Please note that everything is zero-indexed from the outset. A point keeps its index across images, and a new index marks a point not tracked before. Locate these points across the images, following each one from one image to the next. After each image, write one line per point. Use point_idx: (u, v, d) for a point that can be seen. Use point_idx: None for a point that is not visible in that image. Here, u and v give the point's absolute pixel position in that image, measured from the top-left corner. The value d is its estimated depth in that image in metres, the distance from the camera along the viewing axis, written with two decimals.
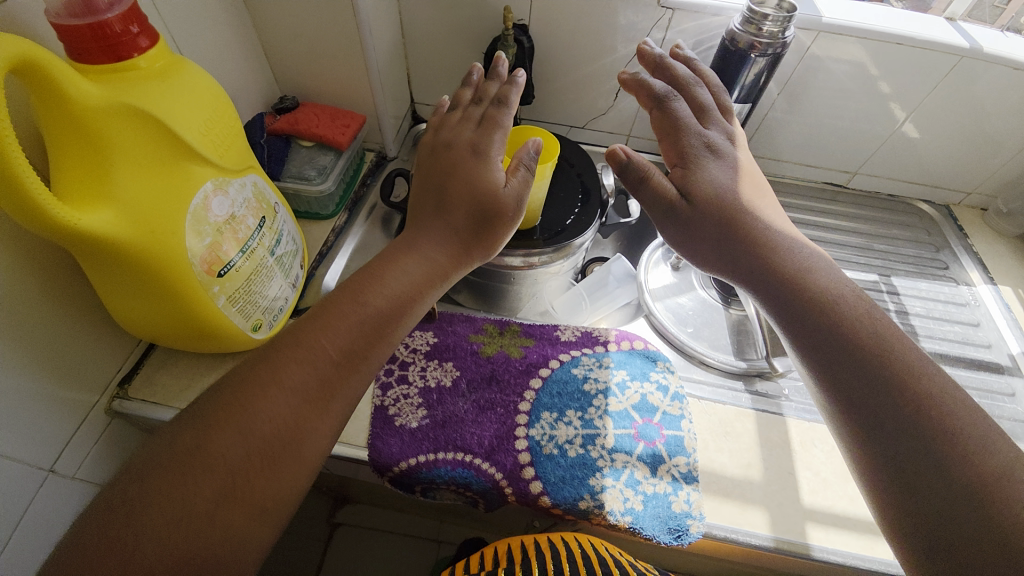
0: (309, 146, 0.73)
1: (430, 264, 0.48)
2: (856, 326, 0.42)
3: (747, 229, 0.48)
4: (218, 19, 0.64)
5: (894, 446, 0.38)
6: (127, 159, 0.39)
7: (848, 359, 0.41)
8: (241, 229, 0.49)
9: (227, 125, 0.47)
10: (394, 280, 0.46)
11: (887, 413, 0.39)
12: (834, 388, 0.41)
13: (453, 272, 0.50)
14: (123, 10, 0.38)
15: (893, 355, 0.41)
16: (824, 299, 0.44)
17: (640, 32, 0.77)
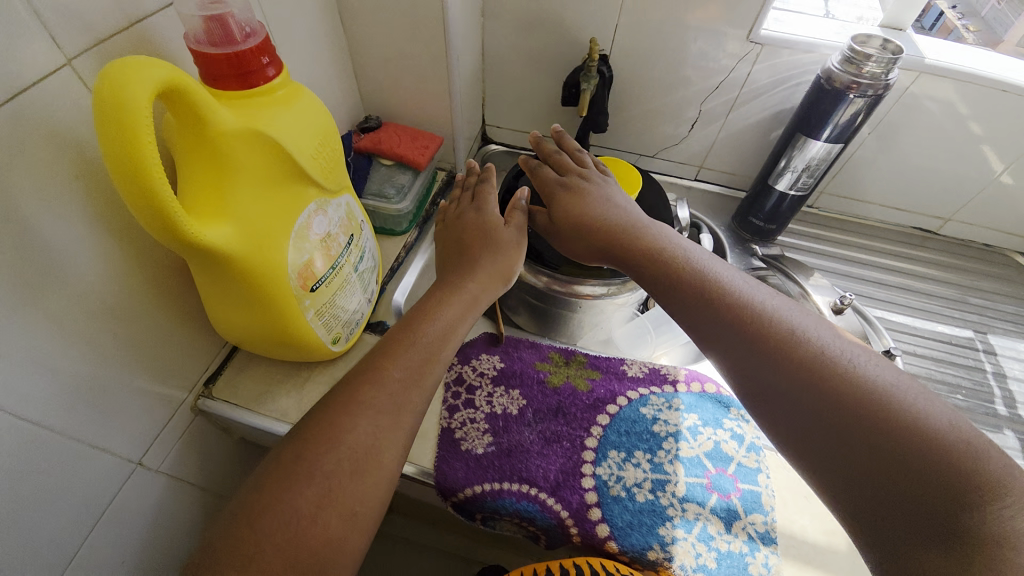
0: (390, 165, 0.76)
1: (463, 292, 0.52)
2: (794, 342, 0.42)
3: (674, 262, 0.51)
4: (321, 42, 0.67)
5: (858, 463, 0.36)
6: (247, 180, 0.41)
7: (780, 381, 0.41)
8: (334, 247, 0.51)
9: (334, 149, 0.49)
10: (444, 312, 0.49)
11: (837, 429, 0.38)
12: (780, 414, 0.41)
13: (482, 296, 0.53)
14: (257, 42, 0.40)
15: (847, 367, 0.39)
16: (748, 317, 0.45)
17: (725, 65, 0.76)
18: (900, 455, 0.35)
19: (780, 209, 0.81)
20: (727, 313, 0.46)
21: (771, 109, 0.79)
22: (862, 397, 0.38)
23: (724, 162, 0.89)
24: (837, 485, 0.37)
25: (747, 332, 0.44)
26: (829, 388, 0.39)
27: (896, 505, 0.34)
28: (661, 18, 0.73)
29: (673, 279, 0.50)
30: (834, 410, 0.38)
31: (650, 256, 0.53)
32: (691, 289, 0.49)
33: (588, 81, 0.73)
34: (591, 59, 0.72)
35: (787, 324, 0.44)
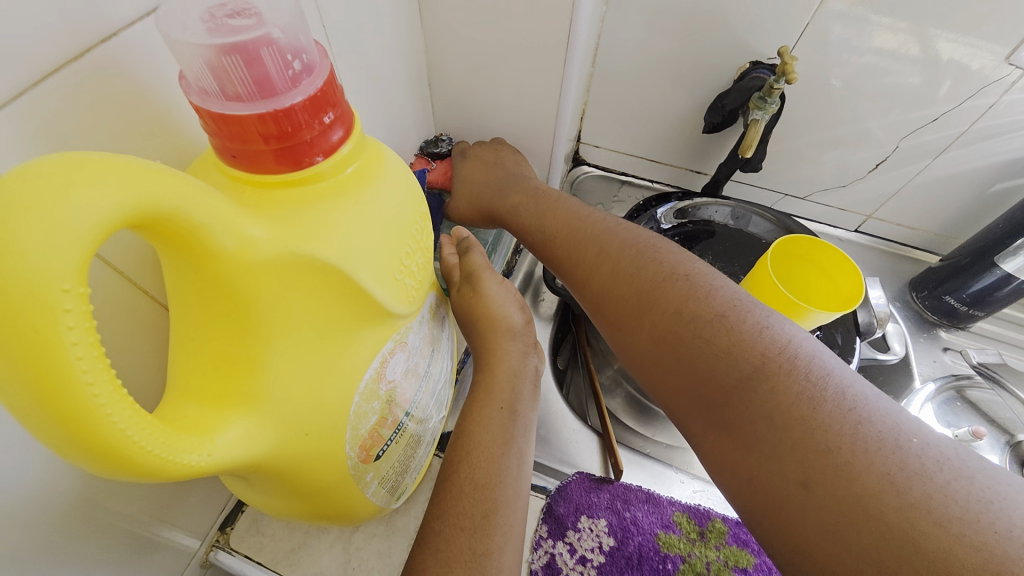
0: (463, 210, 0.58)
1: (498, 399, 0.36)
2: (695, 313, 0.34)
3: (629, 268, 0.39)
4: (392, 44, 0.47)
5: (760, 467, 0.28)
6: (287, 334, 0.23)
7: (675, 360, 0.34)
8: (410, 388, 0.33)
9: (423, 240, 0.30)
10: (497, 435, 0.34)
11: (732, 417, 0.30)
12: (666, 389, 0.34)
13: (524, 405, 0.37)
14: (315, 87, 0.21)
15: (772, 353, 0.30)
16: (640, 283, 0.38)
17: (958, 92, 0.53)
18: (801, 452, 0.27)
19: (994, 295, 0.58)
20: (618, 279, 0.39)
21: (1007, 155, 0.56)
22: (762, 383, 0.29)
23: (902, 213, 0.66)
24: (731, 482, 0.30)
25: (636, 296, 0.37)
26: (727, 369, 0.31)
27: (797, 520, 0.26)
28: (881, 22, 0.50)
29: (579, 263, 0.42)
30: (742, 403, 0.30)
31: (544, 223, 0.46)
32: (578, 260, 0.42)
33: (766, 110, 0.52)
34: (776, 80, 0.50)
35: (694, 289, 0.35)
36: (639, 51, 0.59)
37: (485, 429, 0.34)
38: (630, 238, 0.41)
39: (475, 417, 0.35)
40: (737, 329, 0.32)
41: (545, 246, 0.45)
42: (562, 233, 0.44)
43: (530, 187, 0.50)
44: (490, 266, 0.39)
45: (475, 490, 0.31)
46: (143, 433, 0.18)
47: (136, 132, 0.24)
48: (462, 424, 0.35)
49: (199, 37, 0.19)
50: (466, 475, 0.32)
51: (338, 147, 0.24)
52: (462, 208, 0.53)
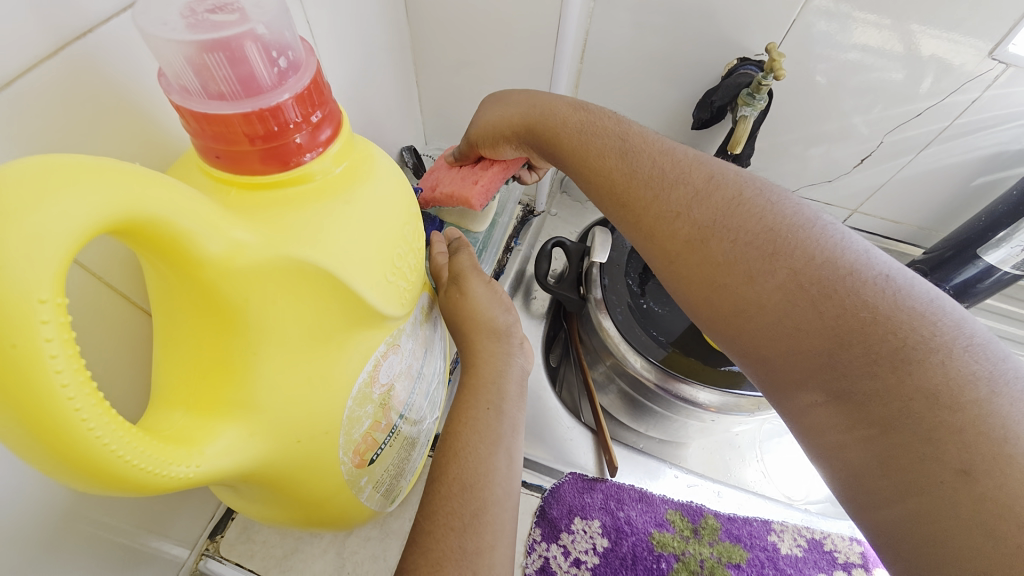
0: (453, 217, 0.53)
1: (486, 397, 0.35)
2: (850, 280, 0.29)
3: (753, 222, 0.33)
4: (379, 41, 0.47)
5: (904, 447, 0.25)
6: (278, 339, 0.22)
7: (809, 323, 0.29)
8: (404, 392, 0.33)
9: (411, 217, 0.28)
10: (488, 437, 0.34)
11: (875, 392, 0.26)
12: (787, 356, 0.30)
13: (511, 406, 0.36)
14: (301, 83, 0.21)
15: (942, 335, 0.26)
16: (765, 235, 0.32)
17: (939, 87, 0.54)
18: (967, 435, 0.23)
19: (977, 286, 0.59)
20: (737, 235, 0.33)
21: (988, 150, 0.58)
22: (929, 358, 0.25)
23: (886, 207, 0.67)
24: (851, 461, 0.27)
25: (755, 249, 0.32)
26: (884, 343, 0.26)
27: (945, 506, 0.23)
28: (865, 17, 0.50)
29: (678, 212, 0.35)
30: (892, 377, 0.26)
31: (627, 159, 0.38)
32: (674, 200, 0.35)
33: (754, 107, 0.52)
34: (763, 77, 0.50)
35: (836, 250, 0.30)
36: (627, 48, 0.59)
37: (475, 427, 0.34)
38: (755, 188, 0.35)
39: (462, 418, 0.34)
40: (897, 299, 0.28)
41: (623, 178, 0.37)
42: (655, 169, 0.37)
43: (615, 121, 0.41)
44: (477, 268, 0.39)
45: (466, 490, 0.31)
46: (125, 444, 0.17)
47: (117, 135, 0.23)
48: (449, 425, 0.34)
49: (180, 33, 0.18)
50: (458, 471, 0.32)
51: (327, 146, 0.23)
52: (493, 119, 0.44)
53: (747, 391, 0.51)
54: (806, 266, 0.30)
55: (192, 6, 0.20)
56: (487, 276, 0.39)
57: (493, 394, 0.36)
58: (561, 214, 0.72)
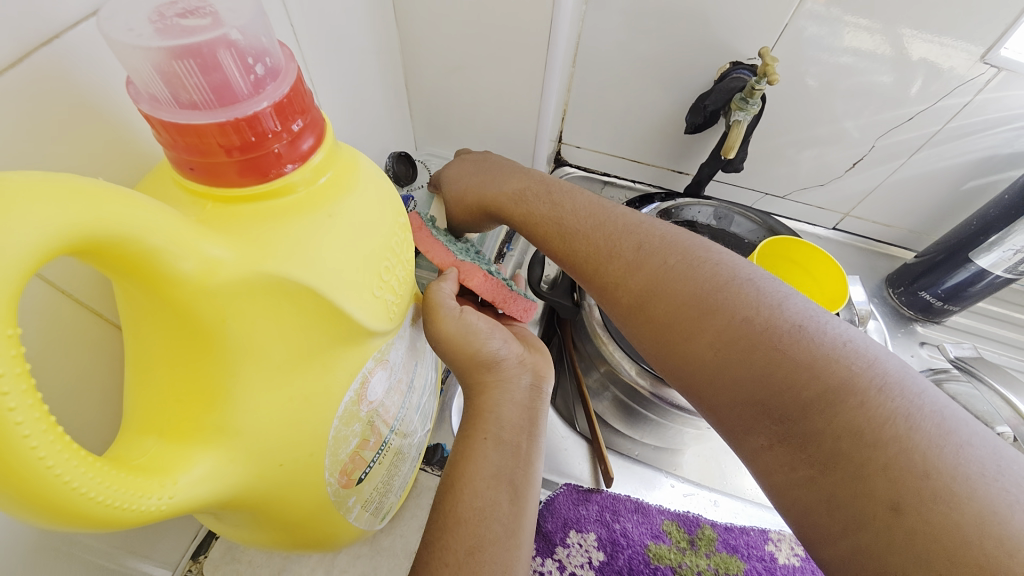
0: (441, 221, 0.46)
1: (485, 427, 0.32)
2: (763, 318, 0.29)
3: (677, 267, 0.33)
4: (366, 45, 0.46)
5: (842, 487, 0.24)
6: (256, 359, 0.21)
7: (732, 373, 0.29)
8: (396, 407, 0.32)
9: (400, 228, 0.28)
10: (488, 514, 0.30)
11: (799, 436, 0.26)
12: (724, 401, 0.29)
13: (513, 438, 0.32)
14: (281, 90, 0.20)
15: (858, 369, 0.26)
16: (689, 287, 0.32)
17: (930, 91, 0.54)
18: (893, 472, 0.23)
19: (970, 289, 0.59)
20: (665, 283, 0.33)
21: (979, 153, 0.58)
22: (850, 397, 0.25)
23: (878, 210, 0.67)
24: (796, 501, 0.26)
25: (672, 287, 0.33)
26: (808, 384, 0.26)
27: (882, 549, 0.22)
28: (857, 21, 0.50)
29: (611, 263, 0.36)
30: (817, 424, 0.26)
31: (562, 219, 0.40)
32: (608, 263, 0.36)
33: (747, 112, 0.52)
34: (757, 82, 0.50)
35: (755, 296, 0.30)
36: (619, 51, 0.58)
37: (474, 458, 0.31)
38: (674, 234, 0.36)
39: (457, 500, 0.30)
40: (817, 338, 0.27)
41: (565, 248, 0.39)
42: (609, 225, 0.38)
43: (541, 179, 0.43)
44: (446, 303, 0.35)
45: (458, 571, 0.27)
46: (88, 480, 0.16)
47: (88, 146, 0.22)
48: (438, 506, 0.30)
49: (146, 39, 0.17)
50: (455, 548, 0.28)
51: (309, 156, 0.22)
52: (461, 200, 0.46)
53: None
54: (726, 309, 0.30)
55: (160, 10, 0.19)
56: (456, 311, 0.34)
57: (487, 468, 0.31)
58: None
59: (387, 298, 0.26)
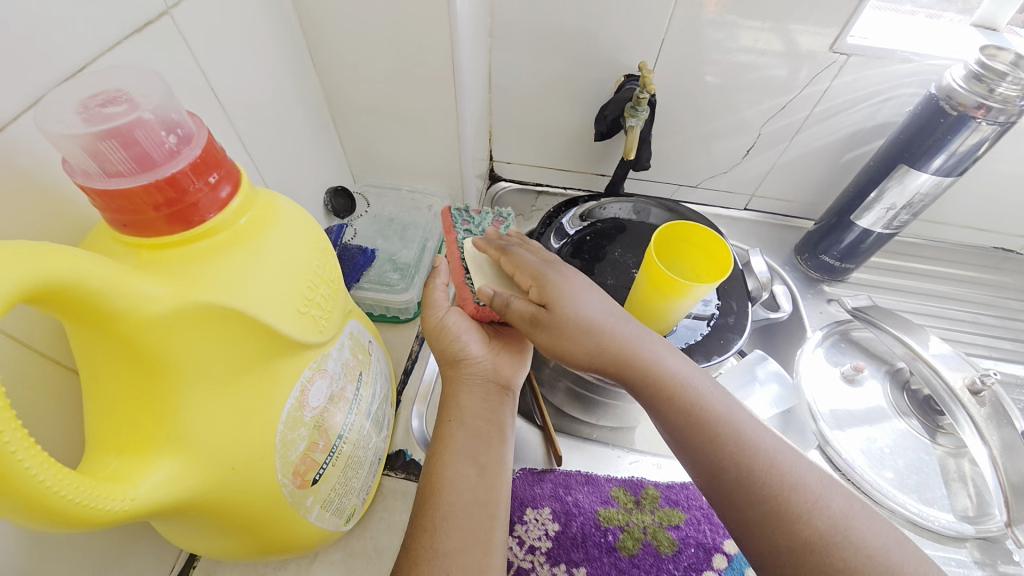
0: (473, 210, 0.56)
1: (457, 413, 0.44)
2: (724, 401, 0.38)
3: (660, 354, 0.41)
4: (291, 97, 0.51)
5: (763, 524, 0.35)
6: (200, 376, 0.25)
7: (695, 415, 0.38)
8: (342, 411, 0.36)
9: (321, 252, 0.32)
10: (456, 485, 0.40)
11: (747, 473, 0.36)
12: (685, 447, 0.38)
13: (475, 420, 0.44)
14: (194, 153, 0.25)
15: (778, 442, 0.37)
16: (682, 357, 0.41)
17: (794, 81, 0.62)
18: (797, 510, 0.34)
19: (861, 246, 0.67)
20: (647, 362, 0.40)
21: (848, 129, 0.66)
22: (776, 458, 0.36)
23: (778, 188, 0.76)
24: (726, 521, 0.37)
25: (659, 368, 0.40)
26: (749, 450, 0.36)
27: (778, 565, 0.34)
28: (719, 30, 0.58)
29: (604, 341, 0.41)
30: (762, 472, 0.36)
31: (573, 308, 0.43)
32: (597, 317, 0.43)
33: (638, 118, 0.58)
34: (641, 92, 0.57)
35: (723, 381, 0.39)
36: (527, 75, 0.65)
37: (451, 442, 0.42)
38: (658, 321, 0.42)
39: (435, 478, 0.40)
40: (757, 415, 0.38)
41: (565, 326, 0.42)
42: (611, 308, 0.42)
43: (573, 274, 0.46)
44: (438, 307, 0.48)
45: (435, 531, 0.37)
46: (60, 482, 0.20)
47: (36, 217, 0.26)
48: (424, 486, 0.41)
49: (74, 128, 0.22)
50: (432, 513, 0.38)
51: (228, 202, 0.26)
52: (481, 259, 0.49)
53: None
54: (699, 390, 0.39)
55: (84, 103, 0.23)
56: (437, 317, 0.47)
57: (458, 446, 0.42)
58: None
59: (313, 313, 0.30)
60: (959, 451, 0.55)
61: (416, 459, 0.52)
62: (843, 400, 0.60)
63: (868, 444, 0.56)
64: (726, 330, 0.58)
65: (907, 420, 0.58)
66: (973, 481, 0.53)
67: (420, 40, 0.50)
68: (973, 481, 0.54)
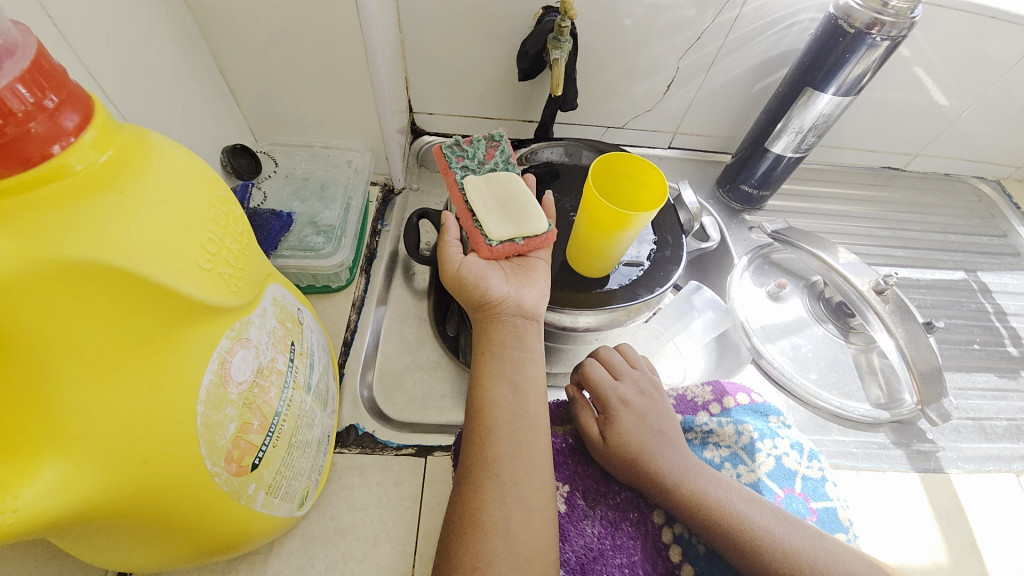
0: (463, 143, 0.58)
1: (496, 350, 0.50)
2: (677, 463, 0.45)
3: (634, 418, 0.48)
4: (154, 35, 0.42)
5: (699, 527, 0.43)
6: (78, 353, 0.21)
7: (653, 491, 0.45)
8: (274, 388, 0.32)
9: (219, 199, 0.27)
10: (500, 404, 0.46)
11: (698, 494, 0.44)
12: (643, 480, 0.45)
13: (507, 350, 0.50)
14: (24, 64, 0.19)
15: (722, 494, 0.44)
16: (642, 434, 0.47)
17: (707, 9, 0.62)
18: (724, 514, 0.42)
19: (774, 173, 0.71)
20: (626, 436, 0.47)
21: (758, 58, 0.68)
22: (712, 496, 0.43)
23: (699, 124, 0.78)
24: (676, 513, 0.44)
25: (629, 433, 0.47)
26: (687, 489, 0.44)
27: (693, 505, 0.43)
28: None
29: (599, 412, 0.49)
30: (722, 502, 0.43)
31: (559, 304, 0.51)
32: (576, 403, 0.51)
33: (562, 49, 0.55)
34: (562, 19, 0.53)
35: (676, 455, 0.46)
36: (439, 10, 0.60)
37: (489, 368, 0.49)
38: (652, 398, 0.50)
39: (483, 401, 0.46)
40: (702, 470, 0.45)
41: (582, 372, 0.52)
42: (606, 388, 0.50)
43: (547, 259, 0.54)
44: (449, 250, 0.54)
45: (483, 440, 0.44)
46: None
47: None
48: (473, 411, 0.47)
49: None
50: (484, 429, 0.44)
51: (80, 134, 0.21)
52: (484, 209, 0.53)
53: (620, 302, 0.55)
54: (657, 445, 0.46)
55: None
56: (451, 259, 0.52)
57: (492, 372, 0.49)
58: (423, 188, 0.72)
59: (221, 272, 0.26)
60: (869, 348, 0.62)
61: (370, 431, 0.49)
62: (770, 317, 0.65)
63: (794, 352, 0.62)
64: (665, 260, 0.59)
65: (824, 326, 0.64)
66: (882, 373, 0.61)
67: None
68: (882, 372, 0.61)
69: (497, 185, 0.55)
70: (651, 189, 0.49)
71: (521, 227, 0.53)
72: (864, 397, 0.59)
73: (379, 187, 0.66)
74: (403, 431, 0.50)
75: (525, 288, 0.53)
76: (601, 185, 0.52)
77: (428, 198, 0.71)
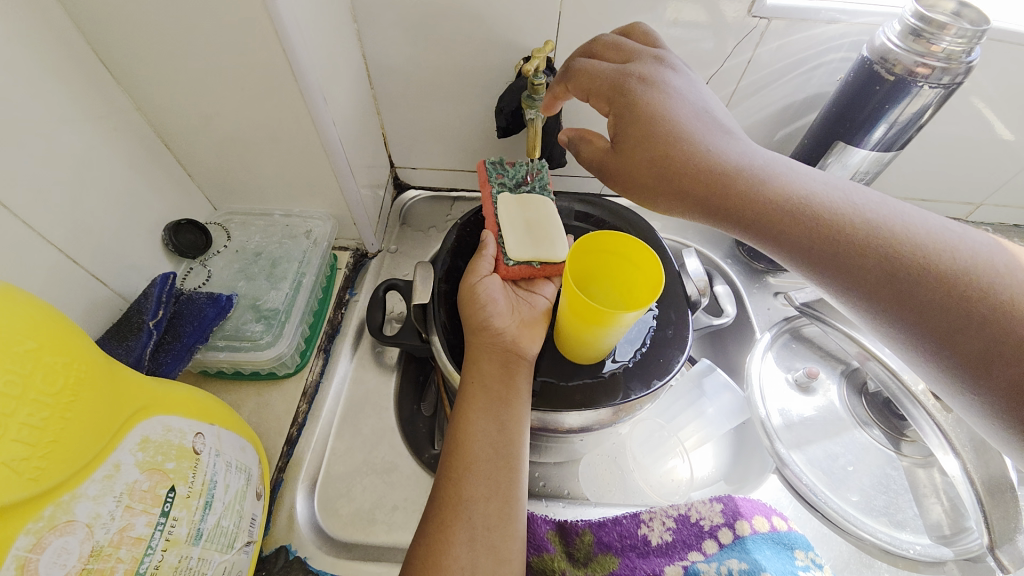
0: (506, 163, 0.57)
1: (486, 372, 0.44)
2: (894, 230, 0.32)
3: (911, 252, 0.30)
4: (72, 122, 0.38)
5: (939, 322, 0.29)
6: None
7: (937, 315, 0.29)
8: (123, 567, 0.26)
9: (20, 357, 0.22)
10: (482, 439, 0.41)
11: (941, 296, 0.29)
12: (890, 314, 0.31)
13: (497, 379, 0.44)
14: None
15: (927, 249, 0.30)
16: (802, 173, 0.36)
17: (716, 53, 0.54)
18: (959, 284, 0.29)
19: None
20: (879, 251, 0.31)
21: (778, 103, 0.59)
22: (936, 255, 0.30)
23: None
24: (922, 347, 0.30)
25: (897, 266, 0.30)
26: (921, 259, 0.30)
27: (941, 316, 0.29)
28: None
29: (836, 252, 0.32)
30: (950, 290, 0.29)
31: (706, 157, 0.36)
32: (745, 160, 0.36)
33: (537, 110, 0.49)
34: (536, 78, 0.47)
35: (901, 232, 0.31)
36: (410, 65, 0.55)
37: (478, 399, 0.43)
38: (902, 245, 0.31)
39: (459, 432, 0.41)
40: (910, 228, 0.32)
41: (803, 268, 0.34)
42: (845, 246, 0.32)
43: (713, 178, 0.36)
44: (477, 267, 0.50)
45: (458, 479, 0.39)
46: None
47: None
48: (451, 440, 0.42)
49: None
50: (460, 463, 0.40)
51: None
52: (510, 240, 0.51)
53: (604, 404, 0.46)
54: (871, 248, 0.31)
55: None
56: (479, 278, 0.49)
57: (480, 404, 0.42)
58: (401, 249, 0.66)
59: (6, 462, 0.21)
60: (929, 461, 0.50)
61: (302, 556, 0.42)
62: (797, 412, 0.54)
63: (828, 462, 0.51)
64: (665, 342, 0.49)
65: (868, 431, 0.52)
66: (946, 494, 0.48)
67: (228, 20, 0.36)
68: (949, 494, 0.48)
69: (528, 209, 0.52)
70: (648, 285, 0.41)
71: (542, 251, 0.51)
72: (923, 528, 0.47)
73: (350, 252, 0.61)
74: (341, 557, 0.43)
75: (521, 324, 0.50)
76: (595, 272, 0.45)
77: (407, 260, 0.65)
